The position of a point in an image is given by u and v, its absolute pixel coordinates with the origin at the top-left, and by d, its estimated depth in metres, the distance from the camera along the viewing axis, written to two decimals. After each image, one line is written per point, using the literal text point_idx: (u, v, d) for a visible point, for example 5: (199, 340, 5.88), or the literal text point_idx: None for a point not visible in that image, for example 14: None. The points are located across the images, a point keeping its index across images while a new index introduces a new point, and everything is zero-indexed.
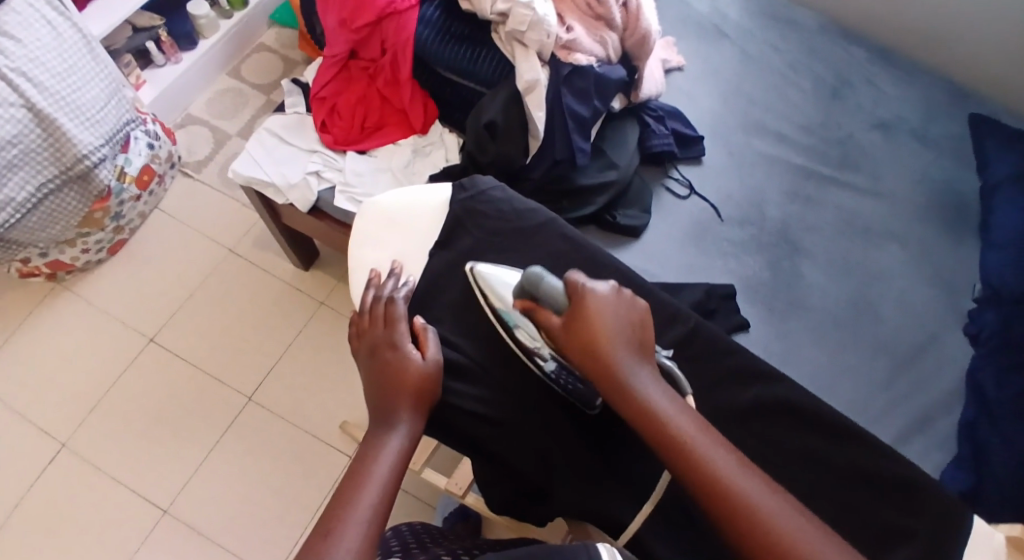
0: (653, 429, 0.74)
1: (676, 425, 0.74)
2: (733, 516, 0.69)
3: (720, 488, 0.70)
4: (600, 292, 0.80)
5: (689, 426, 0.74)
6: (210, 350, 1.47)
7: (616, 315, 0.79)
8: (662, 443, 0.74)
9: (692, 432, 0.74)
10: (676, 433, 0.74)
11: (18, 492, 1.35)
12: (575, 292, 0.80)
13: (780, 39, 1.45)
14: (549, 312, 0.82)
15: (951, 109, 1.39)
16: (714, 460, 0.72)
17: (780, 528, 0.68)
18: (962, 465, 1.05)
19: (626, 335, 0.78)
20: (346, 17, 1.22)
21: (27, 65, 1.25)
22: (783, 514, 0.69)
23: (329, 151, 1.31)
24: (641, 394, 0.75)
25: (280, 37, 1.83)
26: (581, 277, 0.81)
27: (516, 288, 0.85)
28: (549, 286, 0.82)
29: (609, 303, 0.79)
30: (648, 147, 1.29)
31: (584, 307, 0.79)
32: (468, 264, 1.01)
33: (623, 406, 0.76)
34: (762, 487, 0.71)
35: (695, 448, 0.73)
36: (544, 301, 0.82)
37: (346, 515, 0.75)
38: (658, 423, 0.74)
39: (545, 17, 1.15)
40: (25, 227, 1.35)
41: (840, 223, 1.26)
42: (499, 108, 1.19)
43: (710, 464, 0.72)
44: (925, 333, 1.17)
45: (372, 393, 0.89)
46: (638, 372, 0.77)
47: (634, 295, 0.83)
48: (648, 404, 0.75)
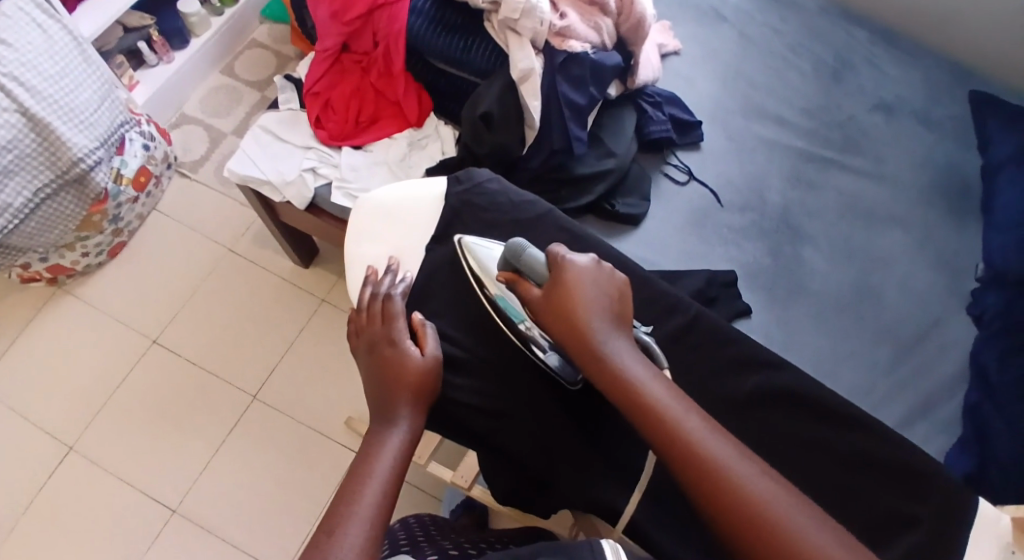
0: (623, 394, 0.74)
1: (647, 389, 0.73)
2: (699, 478, 0.68)
3: (688, 450, 0.69)
4: (580, 262, 0.81)
5: (661, 390, 0.74)
6: (212, 350, 1.48)
7: (594, 284, 0.80)
8: (633, 407, 0.73)
9: (663, 396, 0.73)
10: (647, 396, 0.73)
11: (27, 496, 1.36)
12: (554, 261, 0.81)
13: (778, 20, 1.43)
14: (530, 283, 0.83)
15: (952, 88, 1.37)
16: (685, 422, 0.71)
17: (747, 489, 0.67)
18: (966, 448, 1.04)
19: (603, 303, 0.79)
20: (337, 9, 1.21)
21: (20, 69, 1.24)
22: (752, 477, 0.68)
23: (325, 147, 1.30)
24: (614, 358, 0.76)
25: (273, 33, 1.81)
26: (563, 250, 0.82)
27: (501, 262, 0.87)
28: (531, 258, 0.83)
29: (588, 273, 0.80)
30: (646, 134, 1.27)
31: (562, 275, 0.80)
32: (457, 237, 0.99)
33: (595, 371, 0.76)
34: (732, 451, 0.70)
35: (665, 411, 0.72)
36: (525, 273, 0.84)
37: (349, 512, 0.75)
38: (629, 385, 0.74)
39: (538, 4, 1.12)
40: (24, 232, 1.35)
41: (842, 206, 1.25)
42: (495, 99, 1.16)
43: (680, 426, 0.71)
44: (930, 316, 1.16)
45: (371, 390, 0.89)
46: (613, 338, 0.77)
47: (615, 271, 0.84)
48: (621, 369, 0.75)
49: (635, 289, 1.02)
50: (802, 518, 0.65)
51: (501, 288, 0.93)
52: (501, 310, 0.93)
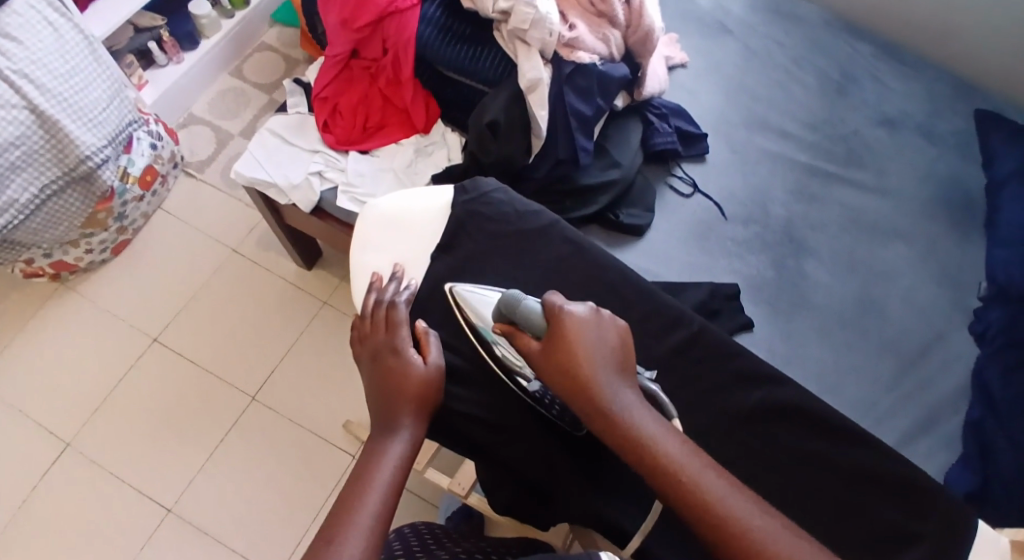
0: (638, 453, 0.73)
1: (663, 448, 0.73)
2: (724, 538, 0.69)
3: (710, 510, 0.70)
4: (578, 312, 0.79)
5: (676, 446, 0.73)
6: (213, 350, 1.48)
7: (595, 337, 0.78)
8: (649, 466, 0.73)
9: (678, 453, 0.73)
10: (663, 455, 0.73)
11: (23, 492, 1.36)
12: (552, 313, 0.79)
13: (784, 35, 1.44)
14: (527, 336, 0.81)
15: (956, 104, 1.37)
16: (703, 480, 0.71)
17: (772, 546, 0.68)
18: (969, 465, 1.05)
19: (606, 357, 0.78)
20: (347, 17, 1.21)
21: (30, 66, 1.25)
22: (776, 533, 0.69)
23: (332, 152, 1.30)
24: (626, 417, 0.75)
25: (281, 36, 1.82)
26: (559, 299, 0.80)
27: (495, 312, 0.84)
28: (527, 310, 0.81)
29: (588, 325, 0.79)
30: (651, 145, 1.28)
31: (563, 330, 0.78)
32: (449, 284, 0.98)
33: (606, 431, 0.75)
34: (751, 505, 0.71)
35: (682, 469, 0.72)
36: (522, 325, 0.81)
37: (350, 522, 0.75)
38: (644, 448, 0.73)
39: (548, 15, 1.13)
40: (28, 228, 1.35)
41: (845, 220, 1.25)
42: (501, 108, 1.18)
43: (699, 485, 0.71)
44: (932, 332, 1.16)
45: (374, 398, 0.89)
46: (621, 395, 0.76)
47: (612, 315, 0.82)
48: (634, 428, 0.74)
49: (638, 299, 1.02)
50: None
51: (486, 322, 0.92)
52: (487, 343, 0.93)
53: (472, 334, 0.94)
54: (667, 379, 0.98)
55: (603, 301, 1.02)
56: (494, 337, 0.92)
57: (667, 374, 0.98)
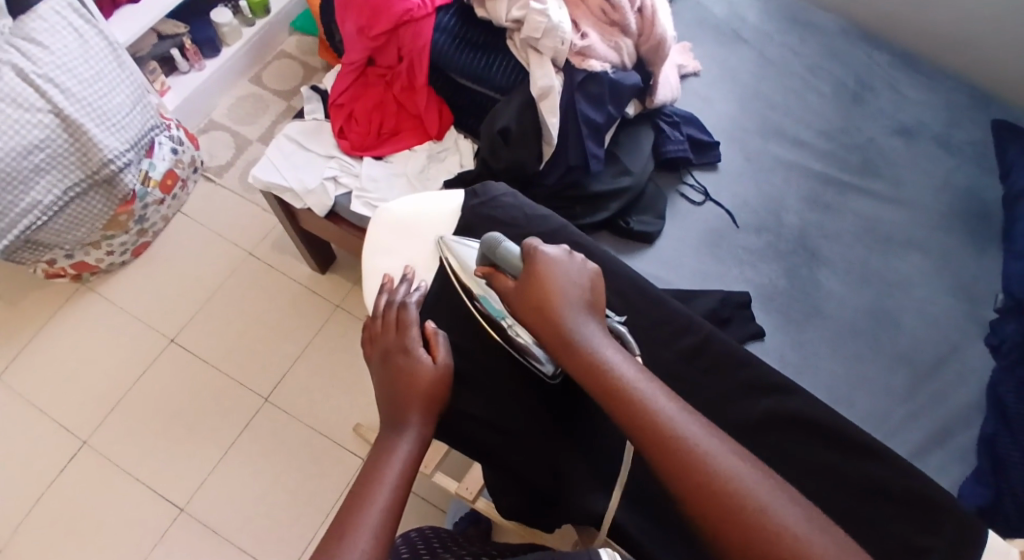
0: (596, 380, 0.74)
1: (621, 376, 0.73)
2: (671, 458, 0.69)
3: (660, 431, 0.70)
4: (552, 252, 0.81)
5: (634, 375, 0.74)
6: (227, 351, 1.50)
7: (566, 274, 0.80)
8: (605, 391, 0.73)
9: (635, 380, 0.73)
10: (619, 381, 0.73)
11: (41, 488, 1.38)
12: (527, 252, 0.81)
13: (799, 43, 1.44)
14: (505, 275, 0.83)
15: (974, 114, 1.36)
16: (657, 405, 0.71)
17: (717, 469, 0.67)
18: (982, 480, 1.03)
19: (576, 293, 0.79)
20: (364, 24, 1.23)
21: (55, 71, 1.29)
22: (724, 459, 0.68)
23: (346, 157, 1.33)
24: (587, 345, 0.75)
25: (301, 44, 1.85)
26: (536, 241, 0.82)
27: (478, 257, 0.87)
28: (506, 251, 0.83)
29: (560, 263, 0.80)
30: (663, 153, 1.28)
31: (535, 265, 0.80)
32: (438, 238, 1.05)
33: (567, 357, 0.76)
34: (703, 432, 0.70)
35: (637, 394, 0.72)
36: (501, 266, 0.84)
37: (358, 520, 0.76)
38: (603, 374, 0.74)
39: (560, 24, 1.15)
40: (52, 229, 1.38)
41: (859, 230, 1.25)
42: (513, 115, 1.19)
43: (651, 409, 0.71)
44: (947, 345, 1.15)
45: (383, 397, 0.90)
46: (585, 326, 0.77)
47: (589, 262, 0.83)
48: (594, 356, 0.75)
49: (647, 305, 1.02)
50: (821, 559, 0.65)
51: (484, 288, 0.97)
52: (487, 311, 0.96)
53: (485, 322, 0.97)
54: (676, 386, 0.98)
55: (611, 306, 1.02)
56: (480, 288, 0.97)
57: (676, 381, 0.98)
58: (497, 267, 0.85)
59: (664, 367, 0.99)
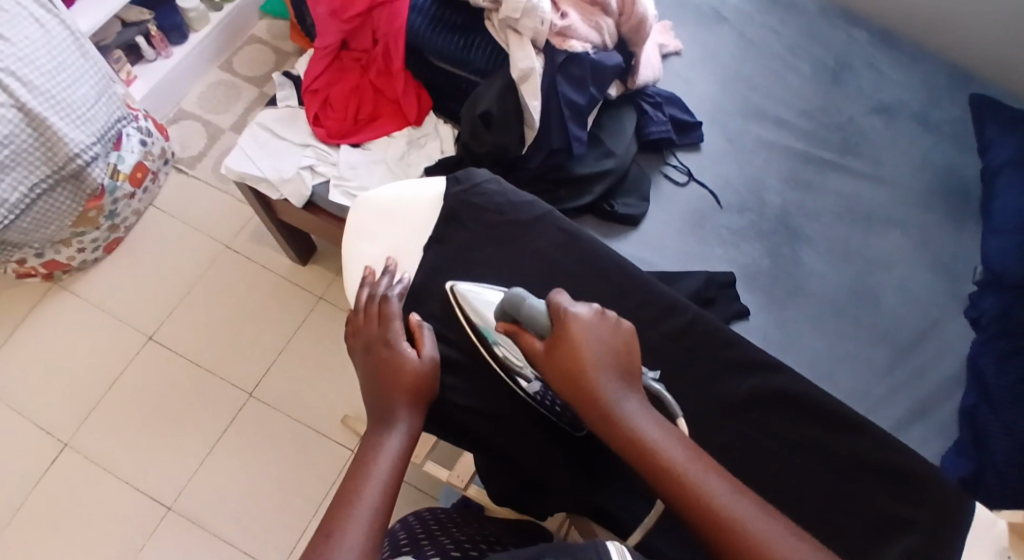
0: (640, 457, 0.72)
1: (665, 453, 0.72)
2: (724, 541, 0.68)
3: (711, 514, 0.69)
4: (582, 313, 0.78)
5: (678, 451, 0.72)
6: (208, 347, 1.47)
7: (599, 339, 0.77)
8: (651, 470, 0.72)
9: (680, 458, 0.72)
10: (665, 459, 0.72)
11: (21, 491, 1.35)
12: (557, 315, 0.79)
13: (778, 22, 1.43)
14: (532, 335, 0.81)
15: (952, 90, 1.36)
16: (704, 484, 0.70)
17: (772, 552, 0.66)
18: (963, 452, 1.04)
19: (611, 359, 0.77)
20: (337, 7, 1.23)
21: (17, 64, 1.23)
22: (778, 539, 0.67)
23: (322, 145, 1.29)
24: (628, 420, 0.74)
25: (272, 28, 1.80)
26: (564, 301, 0.80)
27: (500, 310, 0.85)
28: (531, 309, 0.81)
29: (592, 326, 0.78)
30: (645, 134, 1.27)
31: (567, 331, 0.77)
32: (450, 283, 0.97)
33: (608, 432, 0.74)
34: (750, 507, 0.69)
35: (685, 473, 0.71)
36: (525, 324, 0.81)
37: (348, 516, 0.75)
38: (644, 449, 0.72)
39: (539, 4, 1.12)
40: (19, 227, 1.34)
41: (841, 208, 1.25)
42: (495, 98, 1.16)
43: (699, 489, 0.70)
44: (927, 320, 1.16)
45: (368, 390, 0.88)
46: (625, 397, 0.75)
47: (620, 317, 0.81)
48: (635, 431, 0.73)
49: (633, 291, 1.01)
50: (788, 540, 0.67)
51: (488, 322, 0.92)
52: (488, 343, 0.92)
53: (474, 336, 0.93)
54: (664, 371, 0.97)
55: (598, 294, 1.01)
56: (496, 337, 0.91)
57: (664, 367, 0.98)
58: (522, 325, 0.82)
59: (651, 353, 0.98)
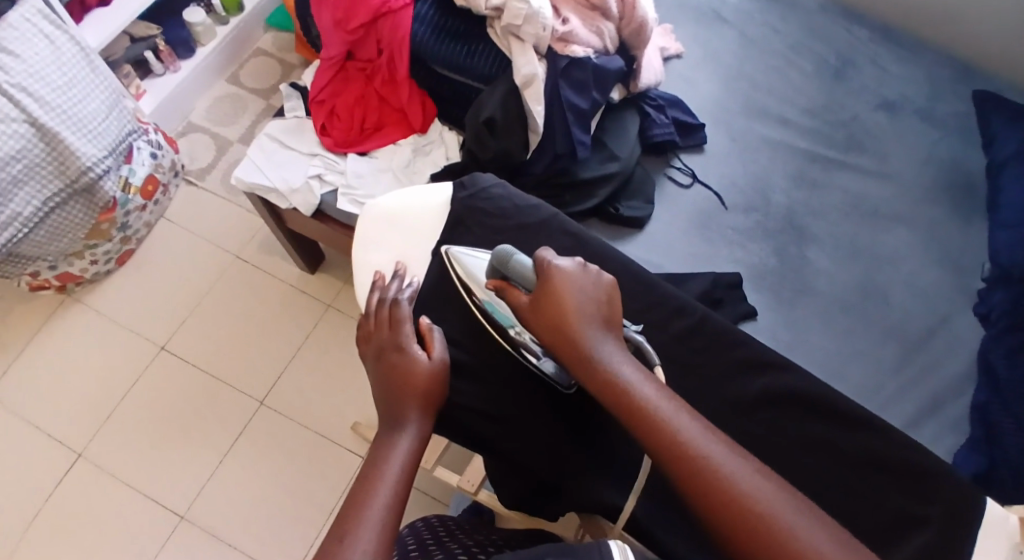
0: (614, 398, 0.74)
1: (640, 393, 0.73)
2: (690, 475, 0.69)
3: (680, 448, 0.70)
4: (565, 266, 0.80)
5: (652, 392, 0.74)
6: (220, 356, 1.49)
7: (581, 289, 0.79)
8: (625, 412, 0.73)
9: (655, 398, 0.73)
10: (638, 399, 0.73)
11: (38, 502, 1.37)
12: (541, 267, 0.81)
13: (780, 22, 1.43)
14: (518, 289, 0.83)
15: (955, 85, 1.37)
16: (677, 422, 0.71)
17: (740, 488, 0.67)
18: (976, 448, 1.03)
19: (591, 307, 0.79)
20: (341, 17, 1.22)
21: (27, 80, 1.26)
22: (746, 478, 0.68)
23: (330, 155, 1.31)
24: (605, 363, 0.75)
25: (277, 41, 1.83)
26: (549, 254, 0.82)
27: (489, 269, 0.86)
28: (518, 264, 0.83)
29: (574, 277, 0.80)
30: (649, 137, 1.28)
31: (549, 280, 0.79)
32: (444, 247, 1.01)
33: (585, 376, 0.76)
34: (720, 448, 0.70)
35: (657, 413, 0.72)
36: (513, 279, 0.83)
37: (359, 517, 0.76)
38: (620, 390, 0.74)
39: (541, 11, 1.13)
40: (32, 241, 1.36)
41: (846, 205, 1.25)
42: (497, 104, 1.18)
43: (671, 426, 0.71)
44: (936, 316, 1.16)
45: (379, 395, 0.89)
46: (604, 343, 0.77)
47: (603, 273, 0.83)
48: (611, 374, 0.75)
49: (640, 292, 1.02)
50: (780, 502, 0.67)
51: (487, 293, 0.95)
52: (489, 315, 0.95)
53: (480, 315, 0.96)
54: (672, 370, 0.98)
55: None
56: (491, 305, 0.94)
57: (673, 366, 0.98)
58: (509, 281, 0.84)
59: (660, 352, 0.99)
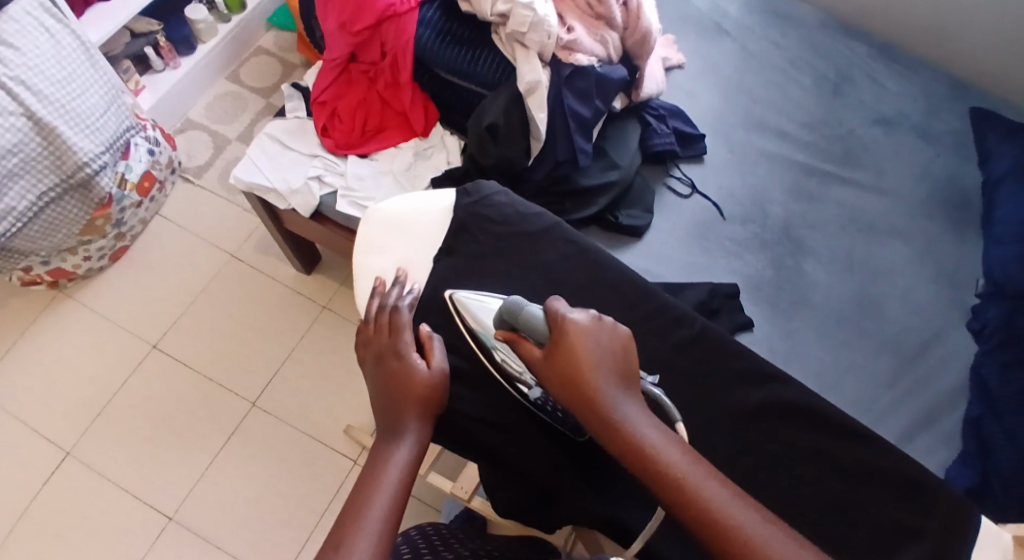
0: (638, 460, 0.73)
1: (663, 455, 0.73)
2: (723, 546, 0.69)
3: (708, 516, 0.70)
4: (579, 320, 0.80)
5: (675, 453, 0.73)
6: (213, 356, 1.47)
7: (597, 345, 0.78)
8: (648, 475, 0.73)
9: (679, 461, 0.73)
10: (663, 463, 0.73)
11: (24, 499, 1.35)
12: (555, 322, 0.80)
13: (780, 36, 1.45)
14: (530, 342, 0.82)
15: (951, 102, 1.38)
16: (703, 487, 0.71)
17: (773, 554, 0.67)
18: (969, 462, 1.05)
19: (609, 364, 0.78)
20: (346, 20, 1.21)
21: (27, 73, 1.25)
22: (777, 542, 0.68)
23: (330, 156, 1.31)
24: (628, 426, 0.75)
25: (278, 40, 1.82)
26: (561, 306, 0.81)
27: (498, 320, 0.86)
28: (529, 317, 0.83)
29: (590, 332, 0.79)
30: (649, 147, 1.28)
31: (564, 337, 0.78)
32: (448, 291, 0.98)
33: (607, 438, 0.75)
34: (749, 513, 0.70)
35: (683, 478, 0.72)
36: (524, 331, 0.82)
37: (356, 528, 0.75)
38: (642, 452, 0.73)
39: (546, 18, 1.14)
40: (26, 236, 1.35)
41: (843, 219, 1.26)
42: (501, 110, 1.18)
43: (696, 491, 0.71)
44: (930, 331, 1.17)
45: (379, 402, 0.89)
46: (624, 402, 0.76)
47: (616, 322, 0.82)
48: (633, 435, 0.74)
49: (641, 301, 1.02)
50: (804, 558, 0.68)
51: (485, 326, 0.93)
52: (486, 348, 0.93)
53: (473, 340, 0.95)
54: (670, 380, 0.98)
55: (605, 302, 1.02)
56: (493, 342, 0.92)
57: (672, 376, 0.99)
58: (520, 333, 0.83)
59: (658, 362, 0.99)
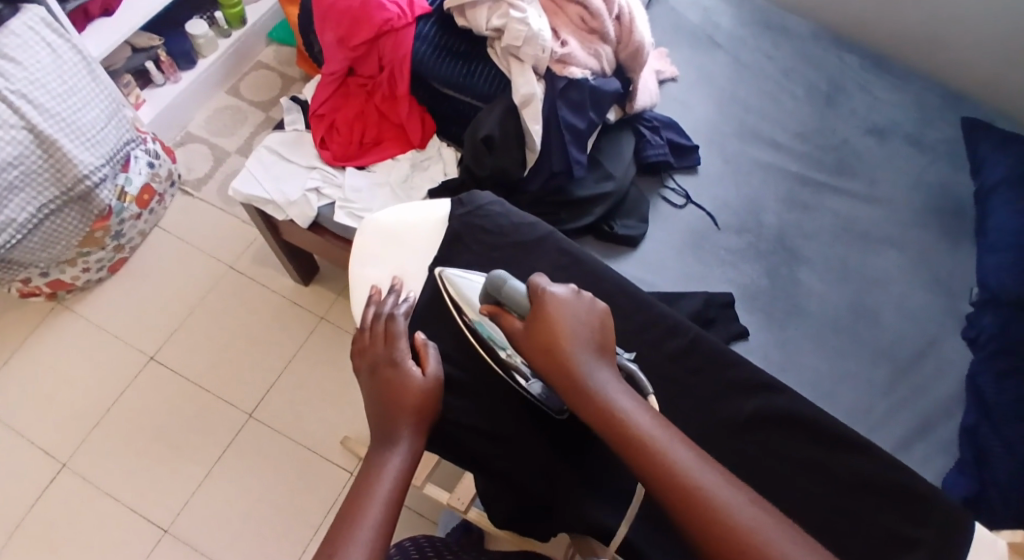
0: (609, 428, 0.74)
1: (634, 423, 0.74)
2: (688, 511, 0.69)
3: (674, 481, 0.70)
4: (558, 292, 0.80)
5: (646, 421, 0.74)
6: (210, 367, 1.48)
7: (573, 316, 0.79)
8: (618, 441, 0.74)
9: (649, 429, 0.74)
10: (634, 430, 0.73)
11: (20, 511, 1.35)
12: (534, 294, 0.81)
13: (773, 48, 1.47)
14: (512, 315, 0.83)
15: (944, 112, 1.40)
16: (671, 454, 0.72)
17: (737, 521, 0.68)
18: (966, 470, 1.06)
19: (585, 335, 0.79)
20: (344, 34, 1.23)
21: (28, 87, 1.26)
22: (743, 510, 0.68)
23: (328, 168, 1.32)
24: (600, 394, 0.76)
25: (278, 55, 1.85)
26: (542, 280, 0.82)
27: (483, 294, 0.87)
28: (511, 290, 0.83)
29: (567, 304, 0.80)
30: (644, 157, 1.30)
31: (542, 309, 0.79)
32: (438, 270, 1.00)
33: (582, 407, 0.76)
34: (715, 480, 0.71)
35: (652, 444, 0.72)
36: (507, 305, 0.84)
37: (348, 536, 0.76)
38: (613, 419, 0.74)
39: (540, 33, 1.16)
40: (25, 248, 1.36)
41: (838, 228, 1.27)
42: (496, 122, 1.19)
43: (664, 458, 0.72)
44: (926, 340, 1.18)
45: (373, 410, 0.90)
46: (598, 371, 0.77)
47: (597, 298, 0.83)
48: (605, 403, 0.75)
49: (636, 309, 1.03)
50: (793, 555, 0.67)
51: (478, 313, 0.95)
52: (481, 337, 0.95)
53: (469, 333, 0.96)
54: (665, 387, 0.99)
55: None
56: (488, 330, 0.94)
57: (667, 383, 0.99)
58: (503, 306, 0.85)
59: (653, 370, 1.00)
